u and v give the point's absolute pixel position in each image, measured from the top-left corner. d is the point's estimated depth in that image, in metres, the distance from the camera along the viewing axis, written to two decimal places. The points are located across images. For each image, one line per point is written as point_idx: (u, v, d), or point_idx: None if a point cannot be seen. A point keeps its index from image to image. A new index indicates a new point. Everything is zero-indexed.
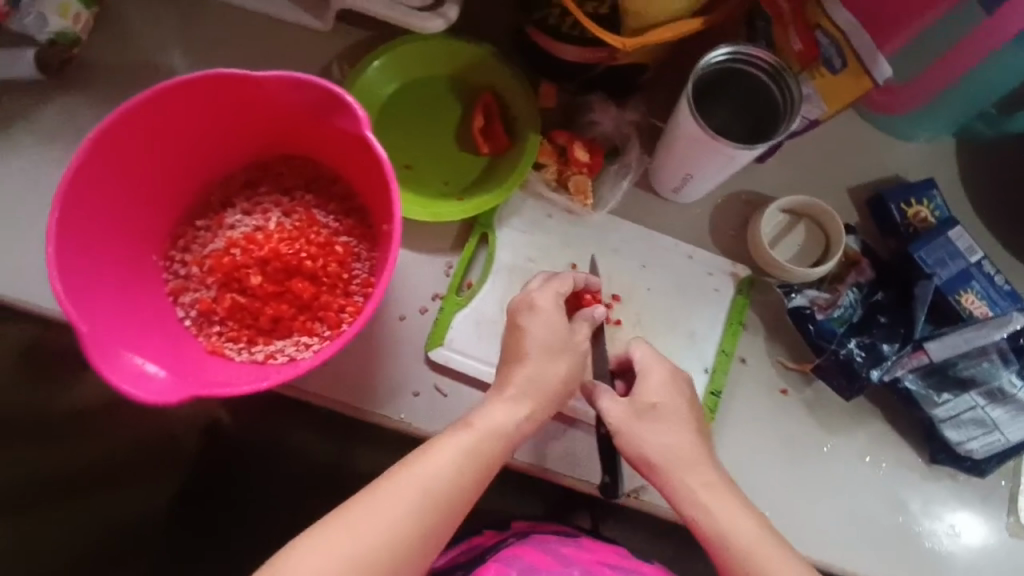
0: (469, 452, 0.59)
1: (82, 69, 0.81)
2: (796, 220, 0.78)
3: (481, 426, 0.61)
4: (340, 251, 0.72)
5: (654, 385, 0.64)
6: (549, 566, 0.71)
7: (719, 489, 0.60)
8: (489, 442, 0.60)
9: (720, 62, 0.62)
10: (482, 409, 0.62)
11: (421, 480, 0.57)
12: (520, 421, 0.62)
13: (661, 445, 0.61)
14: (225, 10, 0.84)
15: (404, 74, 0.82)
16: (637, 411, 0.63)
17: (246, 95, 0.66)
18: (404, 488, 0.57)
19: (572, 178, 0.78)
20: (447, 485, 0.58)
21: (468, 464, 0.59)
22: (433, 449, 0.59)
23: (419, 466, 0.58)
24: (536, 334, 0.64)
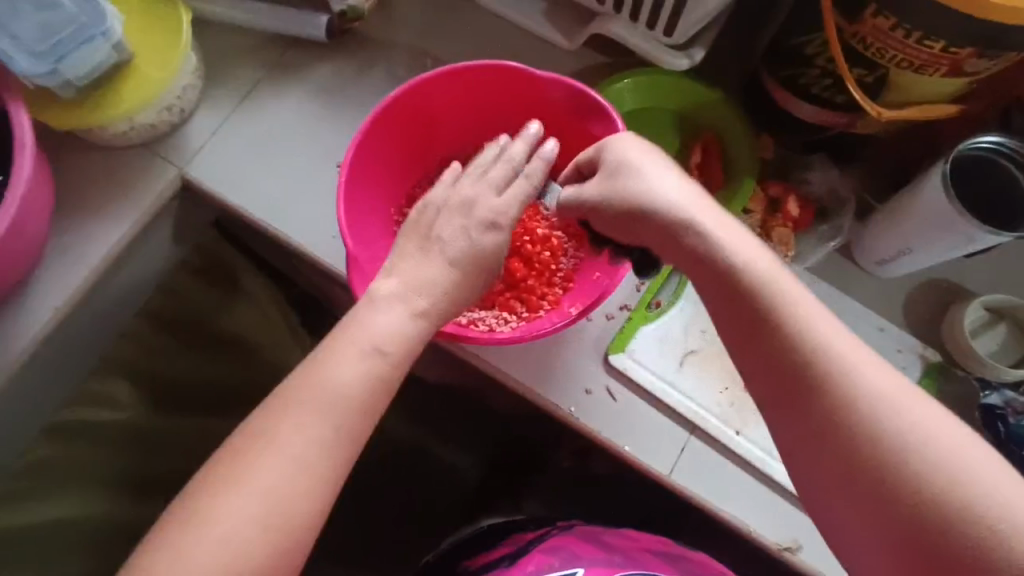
0: (365, 369, 0.58)
1: (356, 41, 0.93)
2: (998, 319, 0.78)
3: (370, 336, 0.60)
4: (555, 244, 0.78)
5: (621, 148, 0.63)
6: (592, 556, 0.76)
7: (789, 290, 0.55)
8: (395, 359, 0.60)
9: (982, 149, 0.65)
10: (380, 313, 0.61)
11: (298, 400, 0.57)
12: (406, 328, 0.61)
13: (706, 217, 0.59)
14: (485, 15, 0.94)
15: (638, 100, 0.87)
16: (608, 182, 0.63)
17: (518, 90, 0.75)
18: (307, 420, 0.56)
19: (776, 229, 0.81)
20: (324, 396, 0.57)
21: (353, 383, 0.58)
22: (333, 360, 0.58)
23: (327, 395, 0.57)
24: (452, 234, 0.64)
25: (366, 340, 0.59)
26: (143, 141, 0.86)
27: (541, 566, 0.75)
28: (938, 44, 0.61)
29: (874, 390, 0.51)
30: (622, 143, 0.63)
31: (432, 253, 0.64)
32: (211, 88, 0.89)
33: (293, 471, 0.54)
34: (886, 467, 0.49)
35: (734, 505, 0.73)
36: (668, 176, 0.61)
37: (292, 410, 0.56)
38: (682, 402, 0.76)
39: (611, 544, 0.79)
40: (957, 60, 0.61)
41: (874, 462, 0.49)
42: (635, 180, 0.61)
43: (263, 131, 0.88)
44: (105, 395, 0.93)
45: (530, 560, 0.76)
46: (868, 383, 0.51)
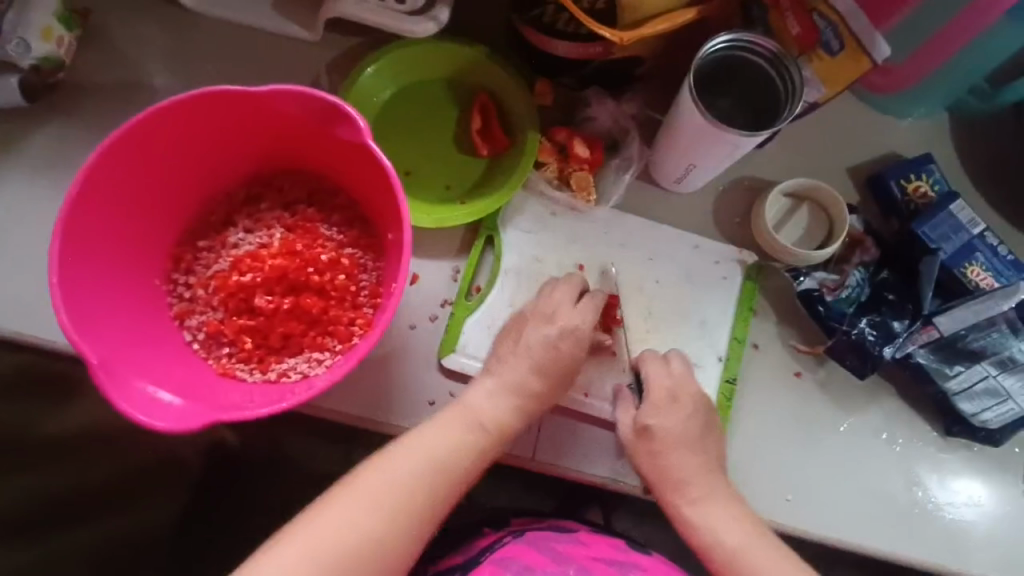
0: (467, 431, 0.61)
1: (69, 93, 0.80)
2: (798, 203, 0.79)
3: (475, 414, 0.62)
4: (347, 263, 0.71)
5: (659, 407, 0.66)
6: (543, 566, 0.69)
7: (703, 511, 0.63)
8: (486, 435, 0.62)
9: (719, 51, 0.63)
10: (477, 393, 0.64)
11: (431, 454, 0.59)
12: (505, 412, 0.63)
13: (657, 466, 0.65)
14: (210, 24, 0.83)
15: (398, 79, 0.80)
16: (641, 430, 0.65)
17: (243, 109, 0.65)
18: (397, 470, 0.57)
19: (573, 174, 0.78)
20: (438, 457, 0.59)
21: (456, 440, 0.60)
22: (425, 431, 0.60)
23: (426, 453, 0.59)
24: (540, 347, 0.65)
25: (473, 418, 0.62)
26: None
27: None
28: None
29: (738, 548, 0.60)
30: (660, 388, 0.67)
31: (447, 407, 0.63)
32: None
33: (360, 519, 0.55)
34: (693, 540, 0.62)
35: (605, 466, 0.73)
36: (687, 427, 0.65)
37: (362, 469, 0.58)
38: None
39: (565, 554, 0.71)
40: None
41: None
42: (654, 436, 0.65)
43: None
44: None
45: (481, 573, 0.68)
46: (731, 541, 0.61)
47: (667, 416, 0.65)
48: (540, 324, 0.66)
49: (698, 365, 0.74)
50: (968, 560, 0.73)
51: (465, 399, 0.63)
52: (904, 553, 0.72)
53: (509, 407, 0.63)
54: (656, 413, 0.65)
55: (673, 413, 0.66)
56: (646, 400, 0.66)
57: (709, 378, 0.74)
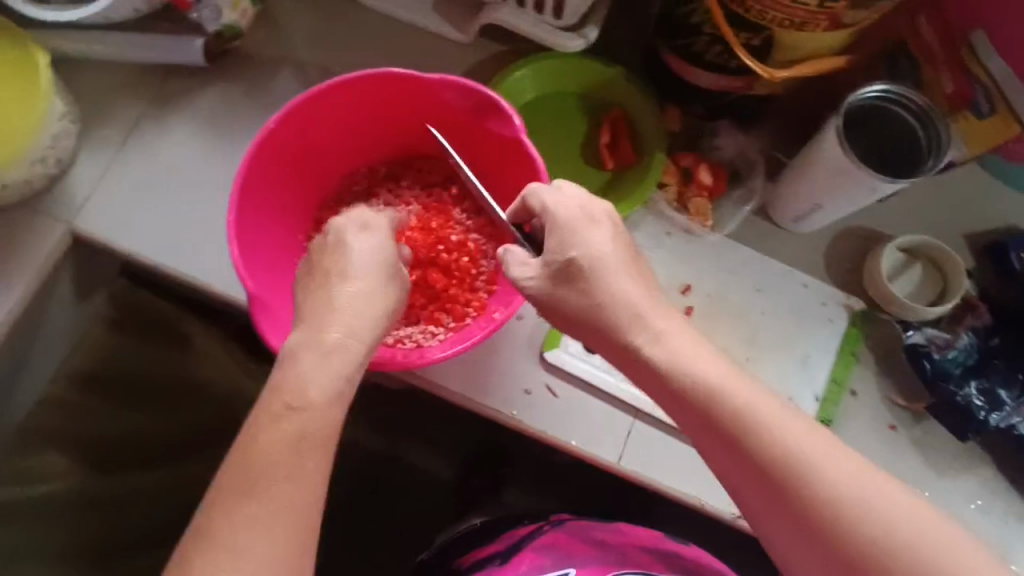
0: (290, 431, 0.54)
1: (241, 60, 0.88)
2: (912, 259, 0.79)
3: (285, 400, 0.55)
4: (472, 248, 0.75)
5: (579, 234, 0.59)
6: (581, 554, 0.77)
7: (747, 396, 0.54)
8: (301, 399, 0.55)
9: (870, 99, 0.65)
10: (292, 371, 0.56)
11: (270, 449, 0.54)
12: (336, 371, 0.56)
13: (631, 307, 0.58)
14: (372, 17, 0.90)
15: (541, 87, 0.85)
16: (559, 275, 0.60)
17: (410, 93, 0.71)
18: (243, 500, 0.52)
19: (692, 199, 0.81)
20: (279, 470, 0.53)
21: (280, 446, 0.54)
22: (259, 428, 0.55)
23: (263, 472, 0.53)
24: (363, 253, 0.61)
25: (318, 350, 0.57)
26: (22, 199, 0.79)
27: (534, 566, 0.76)
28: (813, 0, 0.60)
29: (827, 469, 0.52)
30: (564, 215, 0.60)
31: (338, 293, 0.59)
32: (88, 131, 0.83)
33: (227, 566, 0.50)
34: (803, 500, 0.52)
35: (685, 483, 0.74)
36: (620, 274, 0.59)
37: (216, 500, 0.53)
38: (608, 380, 0.76)
39: (602, 542, 0.79)
40: (835, 14, 0.62)
41: (822, 509, 0.51)
42: (583, 274, 0.59)
43: (153, 168, 0.83)
44: (42, 467, 0.91)
45: (523, 559, 0.77)
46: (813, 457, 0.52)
47: (602, 241, 0.59)
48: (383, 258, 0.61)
49: (793, 401, 0.75)
50: None
51: (282, 372, 0.57)
52: None
53: (326, 375, 0.56)
54: (569, 241, 0.59)
55: (594, 232, 0.60)
56: (551, 230, 0.60)
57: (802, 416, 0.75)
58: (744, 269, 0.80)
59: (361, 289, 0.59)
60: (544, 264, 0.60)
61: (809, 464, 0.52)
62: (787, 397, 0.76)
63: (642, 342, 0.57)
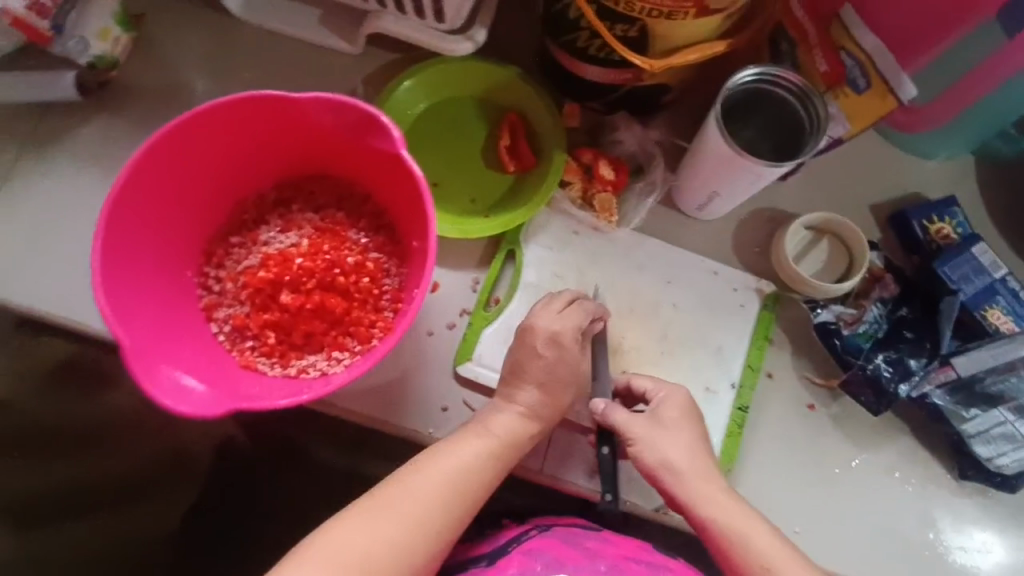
0: (487, 453, 0.62)
1: (121, 91, 0.84)
2: (819, 236, 0.79)
3: (497, 429, 0.64)
4: (371, 267, 0.73)
5: (674, 403, 0.66)
6: (574, 560, 0.68)
7: (726, 506, 0.61)
8: (510, 448, 0.64)
9: (747, 83, 0.64)
10: (497, 415, 0.65)
11: (462, 463, 0.61)
12: (530, 430, 0.65)
13: (684, 455, 0.63)
14: (257, 34, 0.87)
15: (434, 93, 0.83)
16: (650, 419, 0.65)
17: (284, 114, 0.68)
18: (422, 488, 0.59)
19: (596, 195, 0.79)
20: (461, 481, 0.60)
21: (468, 466, 0.61)
22: (461, 444, 0.62)
23: (446, 478, 0.60)
24: (561, 364, 0.65)
25: (487, 428, 0.64)
26: None
27: (522, 570, 0.67)
28: None
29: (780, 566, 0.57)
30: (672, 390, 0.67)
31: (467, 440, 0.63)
32: None
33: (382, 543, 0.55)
34: None
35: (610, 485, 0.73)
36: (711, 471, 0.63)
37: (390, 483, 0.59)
38: None
39: (594, 550, 0.69)
40: None
41: None
42: (670, 423, 0.65)
43: (36, 216, 0.79)
44: None
45: (510, 564, 0.68)
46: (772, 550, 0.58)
47: (682, 409, 0.66)
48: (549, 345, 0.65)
49: (710, 391, 0.75)
50: None
51: (484, 416, 0.65)
52: None
53: (514, 431, 0.64)
54: (671, 405, 0.66)
55: (687, 405, 0.66)
56: (660, 399, 0.66)
57: (720, 404, 0.74)
58: (652, 265, 0.79)
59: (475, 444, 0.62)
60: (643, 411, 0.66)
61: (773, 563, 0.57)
62: (704, 388, 0.75)
63: (702, 500, 0.61)
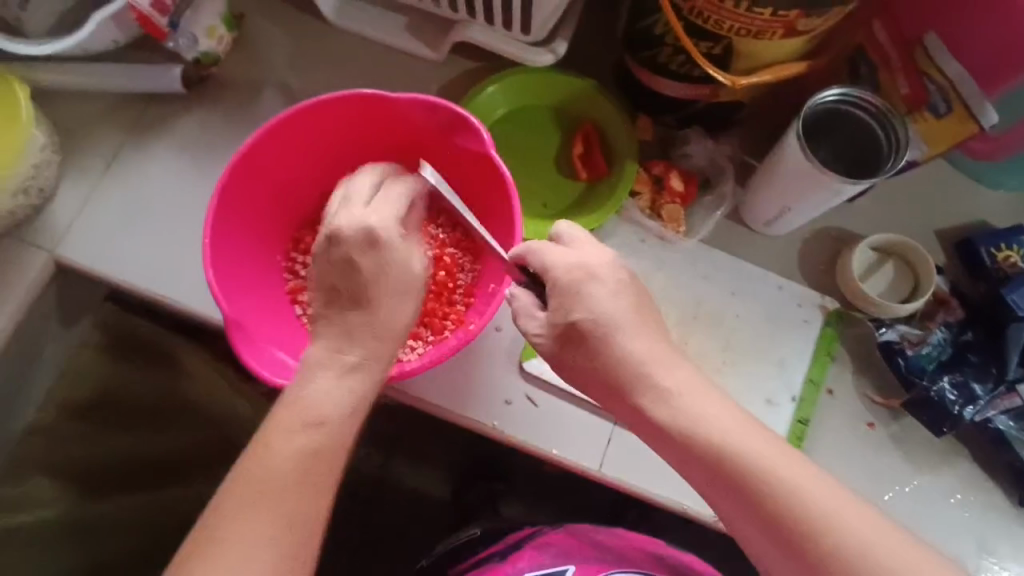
0: (304, 446, 0.56)
1: (220, 87, 0.89)
2: (884, 258, 0.81)
3: (302, 414, 0.57)
4: (448, 261, 0.77)
5: (591, 300, 0.60)
6: (581, 551, 0.76)
7: (715, 415, 0.57)
8: (327, 435, 0.57)
9: (828, 103, 0.67)
10: (311, 387, 0.58)
11: (266, 472, 0.55)
12: (340, 395, 0.58)
13: (627, 368, 0.59)
14: (347, 40, 0.92)
15: (513, 101, 0.87)
16: (564, 339, 0.62)
17: (382, 113, 0.72)
18: (254, 510, 0.54)
19: (665, 206, 0.82)
20: (277, 491, 0.55)
21: (294, 465, 0.56)
22: (269, 442, 0.56)
23: (296, 479, 0.55)
24: (370, 270, 0.60)
25: (301, 412, 0.57)
26: (8, 231, 0.81)
27: (534, 563, 0.76)
28: (767, 9, 0.62)
29: (821, 505, 0.53)
30: (602, 265, 0.62)
31: (317, 372, 0.59)
32: (69, 160, 0.85)
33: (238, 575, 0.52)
34: (819, 544, 0.52)
35: (668, 489, 0.75)
36: (710, 394, 0.58)
37: (232, 501, 0.54)
38: (579, 385, 0.77)
39: (601, 542, 0.77)
40: (789, 22, 0.63)
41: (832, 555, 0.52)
42: (590, 327, 0.60)
43: (135, 197, 0.84)
44: (38, 494, 0.92)
45: (522, 557, 0.76)
46: (809, 490, 0.53)
47: (619, 304, 0.61)
48: (363, 248, 0.60)
49: (771, 403, 0.76)
50: None
51: (292, 394, 0.59)
52: None
53: (337, 395, 0.58)
54: (590, 305, 0.60)
55: (609, 295, 0.61)
56: (551, 288, 0.62)
57: (781, 416, 0.75)
58: (717, 276, 0.81)
59: (322, 390, 0.58)
60: (548, 318, 0.63)
61: (798, 490, 0.54)
62: (765, 400, 0.76)
63: (648, 404, 0.59)
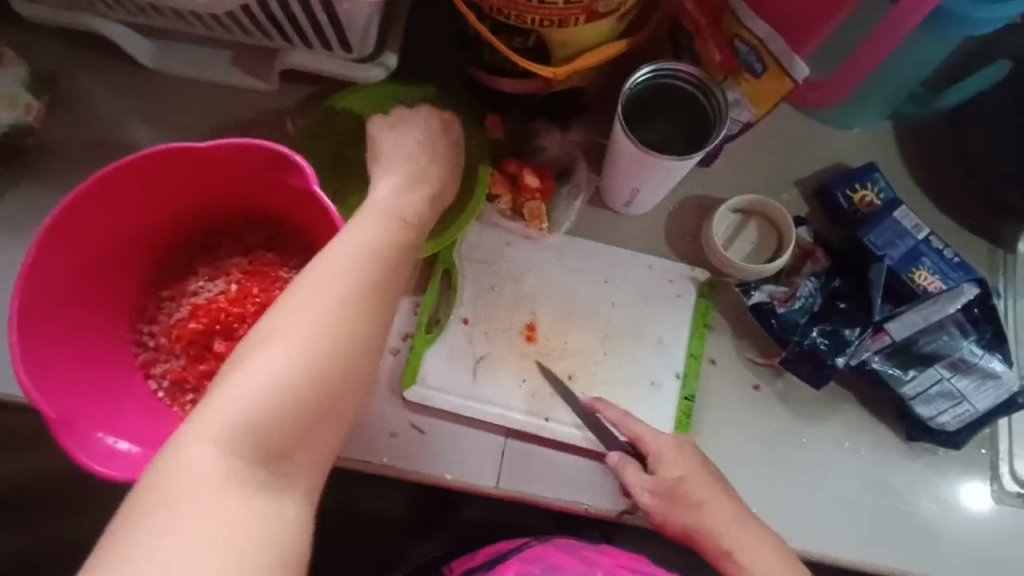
0: (338, 283, 0.52)
1: (38, 157, 0.82)
2: (747, 218, 0.80)
3: (335, 262, 0.54)
4: None
5: (676, 461, 0.68)
6: (572, 566, 0.68)
7: (767, 561, 0.65)
8: (362, 274, 0.54)
9: (646, 81, 0.65)
10: (338, 243, 0.56)
11: (300, 307, 0.51)
12: (370, 244, 0.57)
13: (709, 516, 0.66)
14: (171, 82, 0.85)
15: (351, 123, 0.81)
16: (665, 496, 0.67)
17: (198, 162, 0.67)
18: (278, 343, 0.49)
19: (526, 204, 0.80)
20: (313, 323, 0.50)
21: (322, 302, 0.51)
22: (297, 286, 0.52)
23: (298, 368, 0.48)
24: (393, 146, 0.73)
25: (333, 261, 0.54)
26: None
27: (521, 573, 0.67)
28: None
29: None
30: (676, 453, 0.69)
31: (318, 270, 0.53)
32: None
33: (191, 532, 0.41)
34: None
35: (573, 491, 0.74)
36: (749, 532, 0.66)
37: (224, 386, 0.47)
38: (459, 403, 0.75)
39: (591, 558, 0.70)
40: (586, 6, 0.61)
41: None
42: (687, 496, 0.67)
43: None
44: None
45: (508, 567, 0.68)
46: None
47: (677, 464, 0.68)
48: (390, 149, 0.73)
49: (655, 383, 0.76)
50: (940, 562, 0.73)
51: (321, 252, 0.55)
52: (873, 560, 0.72)
53: (362, 254, 0.55)
54: (678, 465, 0.68)
55: (678, 460, 0.68)
56: (655, 464, 0.69)
57: (666, 396, 0.76)
58: (587, 266, 0.80)
59: (336, 266, 0.54)
60: (656, 485, 0.68)
61: None
62: (650, 382, 0.76)
63: (737, 555, 0.65)
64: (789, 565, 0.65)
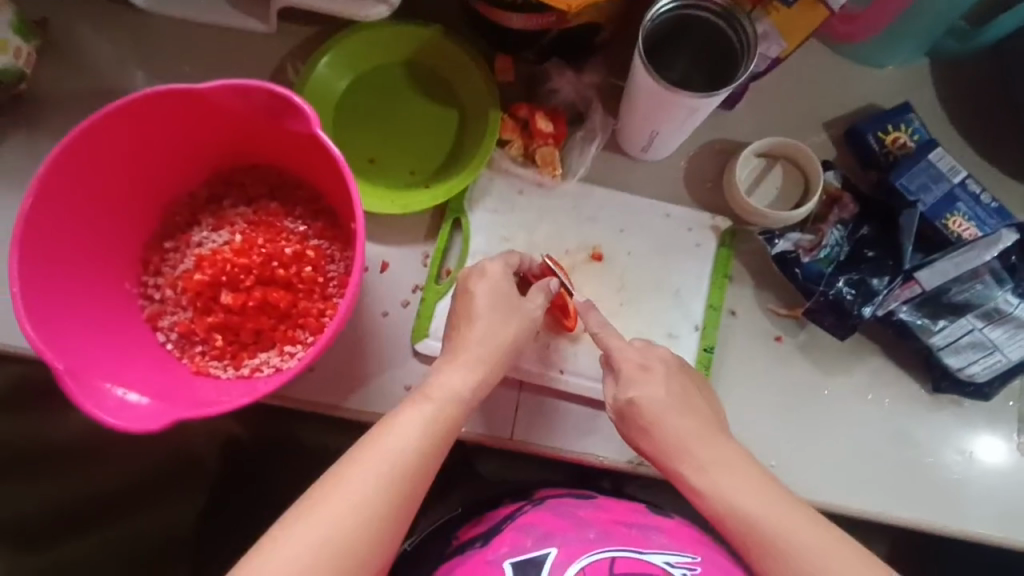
0: (428, 419, 0.57)
1: (33, 105, 0.79)
2: (772, 163, 0.76)
3: (428, 394, 0.59)
4: (312, 254, 0.70)
5: (642, 382, 0.63)
6: (565, 531, 0.61)
7: (726, 481, 0.57)
8: (450, 409, 0.59)
9: (668, 12, 0.61)
10: (435, 378, 0.60)
11: (393, 444, 0.55)
12: (474, 387, 0.60)
13: (676, 431, 0.60)
14: (166, 25, 0.81)
15: (355, 67, 0.78)
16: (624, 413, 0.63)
17: (196, 106, 0.65)
18: (362, 474, 0.53)
19: (538, 150, 0.76)
20: (401, 460, 0.54)
21: (412, 442, 0.56)
22: (393, 418, 0.57)
23: (374, 501, 0.52)
24: (484, 298, 0.63)
25: (425, 395, 0.59)
26: None
27: (515, 547, 0.60)
28: None
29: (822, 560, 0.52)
30: (630, 365, 0.64)
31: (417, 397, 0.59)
32: None
33: None
34: None
35: (590, 444, 0.73)
36: (709, 452, 0.59)
37: (313, 503, 0.51)
38: None
39: (585, 519, 0.63)
40: None
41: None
42: (641, 415, 0.62)
43: None
44: None
45: (502, 541, 0.61)
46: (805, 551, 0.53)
47: (646, 386, 0.63)
48: (502, 278, 0.65)
49: (673, 335, 0.74)
50: (963, 515, 0.72)
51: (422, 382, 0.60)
52: (893, 512, 0.71)
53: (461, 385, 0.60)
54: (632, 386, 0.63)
55: (649, 379, 0.63)
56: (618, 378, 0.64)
57: (684, 348, 0.73)
58: (604, 214, 0.76)
59: (432, 410, 0.58)
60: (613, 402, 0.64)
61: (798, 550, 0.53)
62: (667, 334, 0.74)
63: (686, 474, 0.59)
64: (749, 483, 0.56)
